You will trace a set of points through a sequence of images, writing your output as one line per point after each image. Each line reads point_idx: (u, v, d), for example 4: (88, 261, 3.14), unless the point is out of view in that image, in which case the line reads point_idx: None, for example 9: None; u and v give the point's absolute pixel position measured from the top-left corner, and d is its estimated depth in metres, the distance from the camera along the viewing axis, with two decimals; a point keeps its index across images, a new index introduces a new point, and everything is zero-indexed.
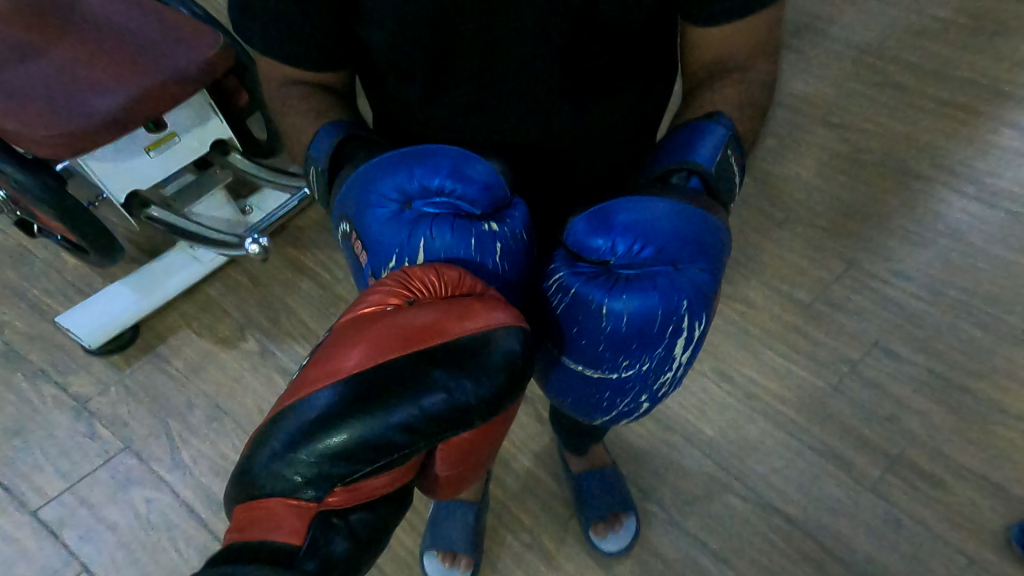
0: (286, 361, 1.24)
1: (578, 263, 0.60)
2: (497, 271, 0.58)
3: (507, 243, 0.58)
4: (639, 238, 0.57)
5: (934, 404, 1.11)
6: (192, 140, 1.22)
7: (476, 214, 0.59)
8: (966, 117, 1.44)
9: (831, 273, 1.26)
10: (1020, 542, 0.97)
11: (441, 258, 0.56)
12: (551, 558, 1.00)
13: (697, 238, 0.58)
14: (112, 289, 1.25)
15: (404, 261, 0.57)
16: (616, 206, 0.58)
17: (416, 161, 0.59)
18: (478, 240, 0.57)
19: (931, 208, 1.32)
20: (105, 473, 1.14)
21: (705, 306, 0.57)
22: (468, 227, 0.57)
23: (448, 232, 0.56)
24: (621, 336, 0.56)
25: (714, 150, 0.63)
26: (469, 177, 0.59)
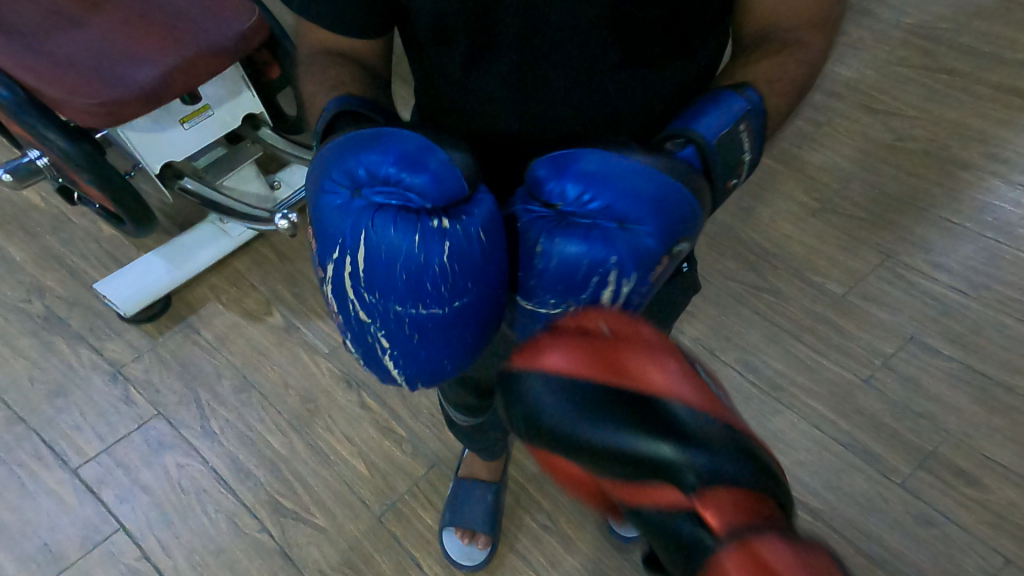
0: (313, 335, 1.25)
1: (533, 202, 0.53)
2: (443, 274, 0.50)
3: (458, 243, 0.50)
4: (590, 187, 0.50)
5: (970, 400, 1.08)
6: (224, 113, 1.23)
7: (427, 208, 0.51)
8: (1019, 103, 1.39)
9: (868, 263, 1.23)
10: None
11: (382, 252, 0.50)
12: (569, 541, 1.01)
13: (654, 195, 0.49)
14: (146, 259, 1.28)
15: (346, 253, 0.52)
16: (580, 151, 0.51)
17: (367, 144, 0.53)
18: (420, 239, 0.50)
19: (978, 198, 1.28)
20: (139, 437, 1.17)
21: (640, 270, 0.49)
22: (413, 222, 0.50)
23: (391, 225, 0.51)
24: (548, 280, 0.50)
25: (721, 122, 0.57)
26: (427, 162, 0.51)
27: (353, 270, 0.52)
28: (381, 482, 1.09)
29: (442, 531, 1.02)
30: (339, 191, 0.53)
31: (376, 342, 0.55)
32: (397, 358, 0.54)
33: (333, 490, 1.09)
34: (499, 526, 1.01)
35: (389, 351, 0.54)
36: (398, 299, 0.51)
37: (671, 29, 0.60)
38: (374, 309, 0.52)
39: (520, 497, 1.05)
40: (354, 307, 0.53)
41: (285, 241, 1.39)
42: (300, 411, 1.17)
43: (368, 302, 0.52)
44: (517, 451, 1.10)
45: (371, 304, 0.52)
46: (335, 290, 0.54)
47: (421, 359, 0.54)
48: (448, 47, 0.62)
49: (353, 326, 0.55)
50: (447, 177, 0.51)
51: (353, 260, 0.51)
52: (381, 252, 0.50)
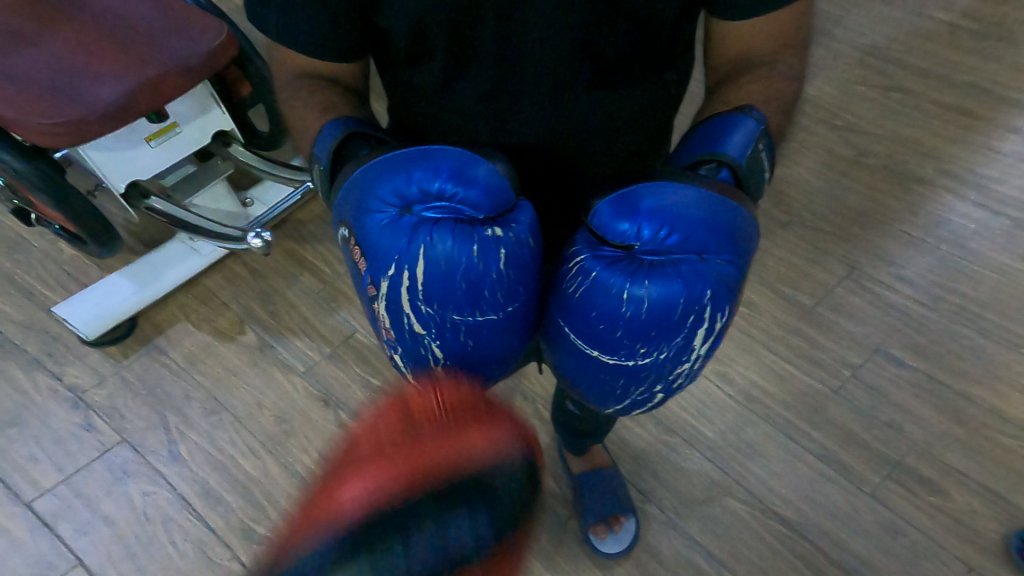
0: (285, 355, 1.23)
1: (600, 247, 0.55)
2: (500, 280, 0.54)
3: (511, 249, 0.54)
4: (666, 225, 0.53)
5: (933, 409, 1.12)
6: (193, 131, 1.21)
7: (479, 218, 0.55)
8: (969, 122, 1.45)
9: (834, 277, 1.26)
10: (1019, 551, 0.98)
11: (442, 266, 0.52)
12: (551, 558, 1.00)
13: (723, 223, 0.54)
14: (111, 279, 1.24)
15: (403, 268, 0.53)
16: (640, 190, 0.54)
17: (416, 161, 0.55)
18: (480, 247, 0.53)
19: (935, 213, 1.32)
20: (101, 465, 1.13)
21: (728, 298, 0.54)
22: (470, 232, 0.53)
23: (449, 237, 0.53)
24: (641, 323, 0.53)
25: (744, 141, 0.60)
26: (474, 176, 0.55)
27: (411, 286, 0.53)
28: None
29: None
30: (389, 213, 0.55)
31: (429, 355, 0.57)
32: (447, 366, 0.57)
33: None
34: None
35: (443, 363, 0.57)
36: (457, 309, 0.53)
37: (640, 45, 0.60)
38: (431, 321, 0.54)
39: None
40: (408, 321, 0.55)
41: (256, 260, 1.37)
42: (273, 433, 1.14)
43: (422, 314, 0.54)
44: None
45: (427, 316, 0.54)
46: (389, 307, 0.55)
47: (466, 364, 0.57)
48: (423, 68, 0.62)
49: (403, 341, 0.56)
50: (495, 189, 0.55)
51: (411, 275, 0.53)
52: (440, 264, 0.53)
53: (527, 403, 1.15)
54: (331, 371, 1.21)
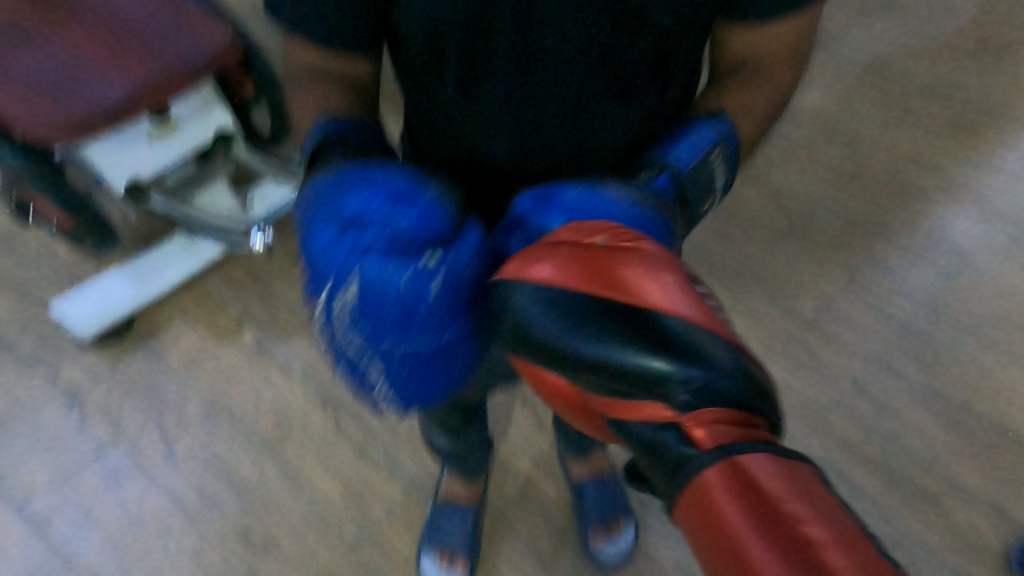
0: (283, 357, 1.22)
1: (520, 245, 0.52)
2: (431, 305, 0.49)
3: (445, 276, 0.49)
4: (582, 226, 0.50)
5: (929, 419, 1.12)
6: (195, 129, 1.20)
7: (413, 242, 0.50)
8: (968, 134, 1.46)
9: (833, 288, 1.26)
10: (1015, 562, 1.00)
11: (371, 287, 0.49)
12: (550, 565, 1.00)
13: (647, 227, 0.50)
14: (106, 278, 1.22)
15: (336, 290, 0.50)
16: (564, 189, 0.52)
17: (357, 183, 0.53)
18: (411, 276, 0.48)
19: (935, 225, 1.33)
20: (96, 468, 1.12)
21: None
22: (403, 260, 0.49)
23: (380, 260, 0.49)
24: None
25: (690, 151, 0.59)
26: (414, 200, 0.52)
27: (342, 311, 0.49)
28: (356, 509, 1.06)
29: (420, 557, 0.99)
30: (327, 230, 0.51)
31: (370, 379, 0.53)
32: (391, 392, 0.53)
33: (307, 519, 1.06)
34: (479, 550, 1.00)
35: (385, 386, 0.53)
36: (390, 334, 0.49)
37: (656, 62, 0.58)
38: (364, 345, 0.50)
39: (500, 520, 1.03)
40: (348, 346, 0.51)
41: (254, 262, 1.35)
42: (271, 437, 1.13)
43: (358, 338, 0.50)
44: (498, 472, 1.07)
45: (360, 340, 0.50)
46: (327, 329, 0.52)
47: (408, 392, 0.53)
48: (436, 80, 0.61)
49: (349, 364, 0.53)
50: (427, 213, 0.51)
51: (344, 299, 0.49)
52: (370, 287, 0.49)
53: (526, 406, 1.13)
54: (330, 374, 1.20)
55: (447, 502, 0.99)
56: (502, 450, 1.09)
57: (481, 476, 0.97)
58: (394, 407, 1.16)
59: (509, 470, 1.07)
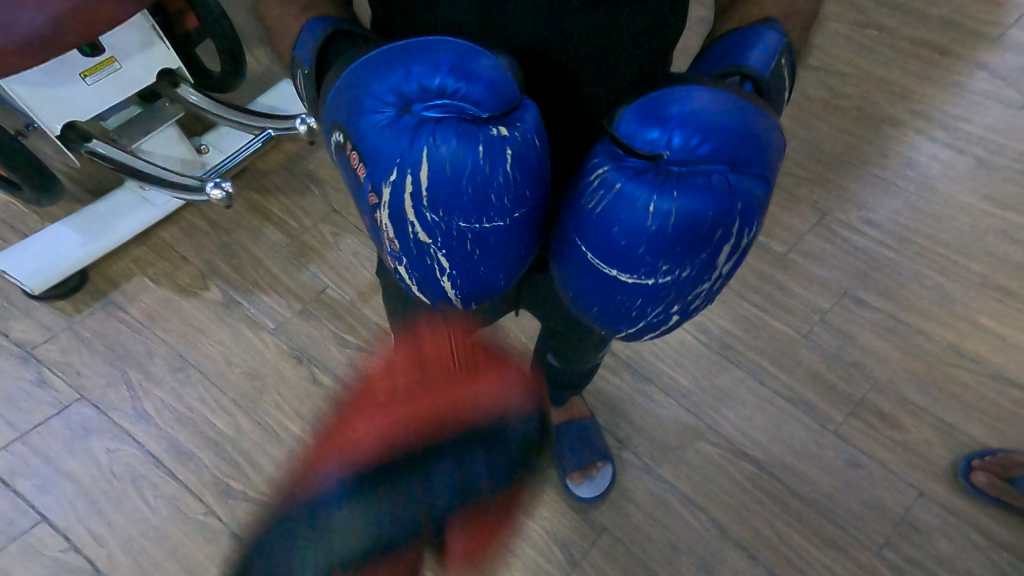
0: (251, 311, 1.19)
1: (625, 158, 0.49)
2: (507, 183, 0.47)
3: (518, 150, 0.47)
4: (697, 132, 0.46)
5: (893, 346, 1.15)
6: (136, 68, 1.12)
7: (482, 116, 0.47)
8: (940, 59, 1.50)
9: (805, 224, 1.28)
10: (964, 473, 1.03)
11: (446, 169, 0.46)
12: (530, 506, 1.02)
13: (750, 131, 0.47)
14: (53, 229, 1.16)
15: (406, 174, 0.47)
16: (669, 96, 0.48)
17: (412, 56, 0.48)
18: (484, 147, 0.46)
19: (903, 154, 1.36)
20: (60, 423, 1.09)
21: (756, 216, 0.48)
22: (474, 131, 0.46)
23: (453, 138, 0.46)
24: (665, 240, 0.46)
25: (766, 58, 0.54)
26: (473, 72, 0.47)
27: (413, 190, 0.47)
28: None
29: None
30: (382, 116, 0.48)
31: (435, 266, 0.51)
32: (455, 279, 0.51)
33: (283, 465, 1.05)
34: None
35: (449, 272, 0.51)
36: (462, 216, 0.47)
37: None
38: (437, 228, 0.48)
39: None
40: (412, 229, 0.49)
41: (214, 211, 1.31)
42: (244, 390, 1.11)
43: (428, 222, 0.48)
44: None
45: (433, 223, 0.48)
46: (391, 217, 0.49)
47: (473, 280, 0.52)
48: None
49: (409, 253, 0.50)
50: (487, 77, 0.47)
51: (415, 179, 0.47)
52: (445, 166, 0.46)
53: None
54: (301, 326, 1.18)
55: None
56: None
57: None
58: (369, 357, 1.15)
59: None
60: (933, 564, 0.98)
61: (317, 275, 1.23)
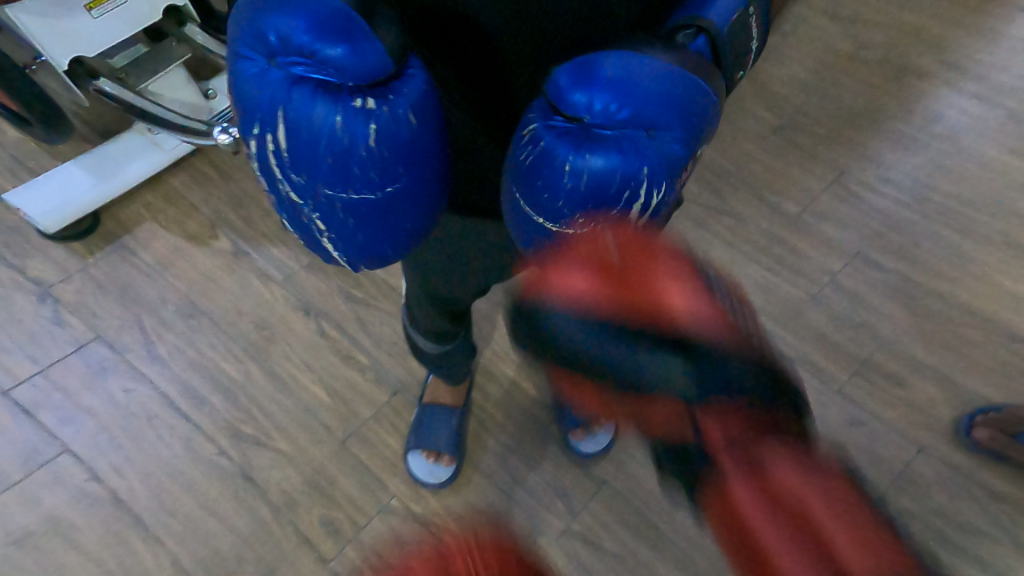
0: (261, 261, 1.20)
1: (554, 116, 0.47)
2: (372, 159, 0.44)
3: (385, 125, 0.43)
4: (618, 96, 0.44)
5: (903, 309, 1.14)
6: (141, 4, 1.10)
7: (348, 84, 0.42)
8: (976, 6, 1.43)
9: (823, 181, 1.25)
10: (965, 428, 1.04)
11: (302, 137, 0.43)
12: (532, 460, 1.04)
13: (679, 94, 0.44)
14: (65, 170, 1.17)
15: (268, 133, 0.44)
16: (603, 55, 0.45)
17: (286, 2, 0.41)
18: (342, 120, 0.42)
19: (930, 107, 1.31)
20: (77, 360, 1.12)
21: (669, 177, 0.45)
22: (332, 104, 0.42)
23: (311, 105, 0.42)
24: (580, 197, 0.45)
25: (729, 8, 0.48)
26: (346, 28, 0.41)
27: (275, 154, 0.44)
28: (343, 408, 1.08)
29: (408, 452, 1.03)
30: (251, 65, 0.43)
31: (313, 226, 0.49)
32: (335, 239, 0.50)
33: (292, 412, 1.08)
34: (463, 448, 1.04)
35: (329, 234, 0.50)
36: (326, 181, 0.45)
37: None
38: (304, 191, 0.46)
39: (483, 420, 1.08)
40: (283, 187, 0.47)
41: (224, 157, 1.30)
42: (254, 338, 1.13)
43: (295, 183, 0.46)
44: (482, 378, 1.11)
45: (301, 186, 0.46)
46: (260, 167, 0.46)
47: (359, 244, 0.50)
48: None
49: (284, 207, 0.49)
50: (369, 51, 0.41)
51: (275, 140, 0.44)
52: (302, 133, 0.43)
53: None
54: (310, 278, 1.19)
55: (433, 404, 1.03)
56: (485, 356, 1.13)
57: (466, 380, 1.02)
58: (376, 312, 1.16)
59: (492, 376, 1.11)
60: (931, 517, 0.98)
61: None
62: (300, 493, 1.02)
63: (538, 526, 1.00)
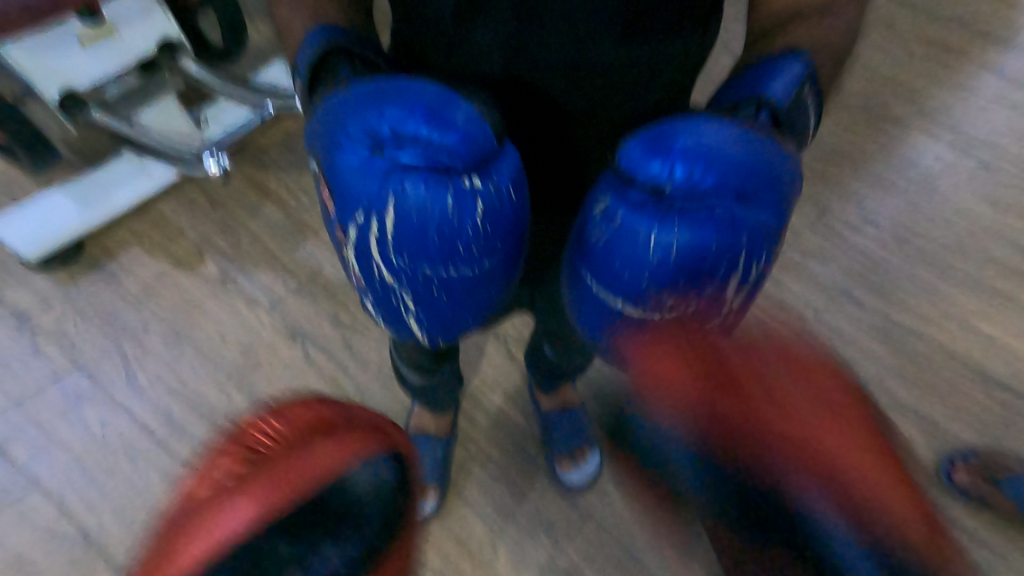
0: (249, 289, 1.19)
1: (628, 191, 0.52)
2: (476, 235, 0.48)
3: (490, 203, 0.49)
4: (700, 166, 0.49)
5: (884, 345, 1.16)
6: (135, 36, 1.13)
7: (456, 165, 0.48)
8: (951, 59, 1.51)
9: (805, 221, 1.29)
10: (946, 474, 1.04)
11: (413, 215, 0.47)
12: (519, 490, 1.03)
13: (744, 160, 0.49)
14: (49, 195, 1.15)
15: (371, 215, 0.48)
16: (675, 130, 0.51)
17: (391, 97, 0.48)
18: (455, 200, 0.47)
19: (906, 154, 1.36)
20: (54, 390, 1.10)
21: (764, 244, 0.51)
22: (445, 182, 0.47)
23: (421, 186, 0.47)
24: (669, 270, 0.50)
25: (789, 86, 0.53)
26: (456, 118, 0.48)
27: (377, 238, 0.49)
28: None
29: None
30: (360, 153, 0.48)
31: (399, 304, 0.53)
32: (421, 317, 0.54)
33: None
34: (449, 478, 1.03)
35: (415, 312, 0.53)
36: (429, 262, 0.49)
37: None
38: (402, 272, 0.50)
39: (469, 448, 1.07)
40: (378, 269, 0.50)
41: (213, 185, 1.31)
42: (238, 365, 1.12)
43: (394, 265, 0.50)
44: (469, 405, 1.11)
45: (398, 267, 0.49)
46: (358, 256, 0.51)
47: (441, 319, 0.54)
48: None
49: (376, 289, 0.52)
50: (473, 133, 0.48)
51: (380, 225, 0.48)
52: (412, 215, 0.47)
53: (499, 341, 1.16)
54: (298, 304, 1.18)
55: (422, 432, 1.02)
56: (474, 385, 1.12)
57: (449, 408, 1.00)
58: (364, 338, 1.15)
59: (480, 404, 1.11)
60: None
61: (315, 253, 1.23)
62: None
63: (523, 558, 0.98)
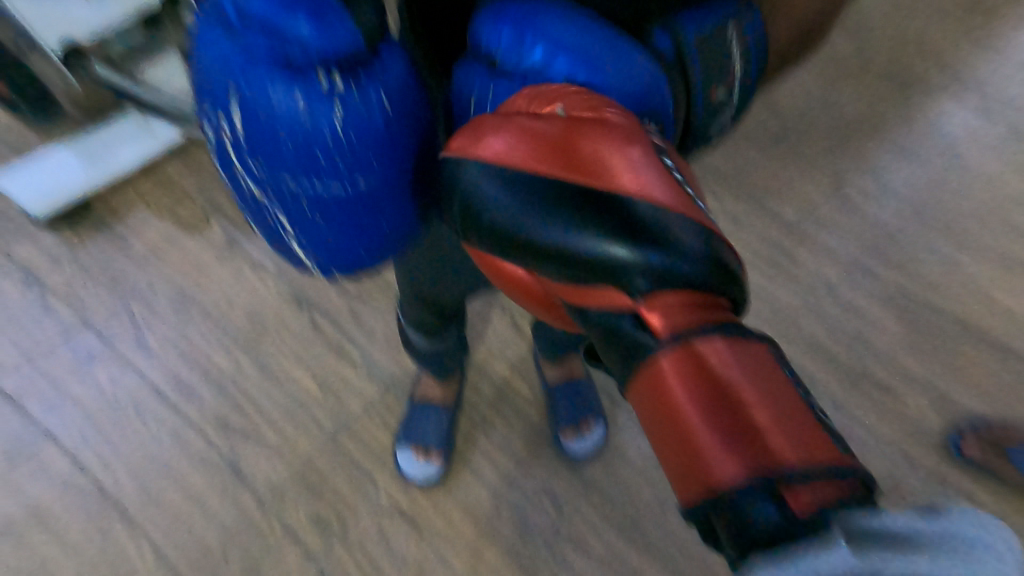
0: (255, 253, 1.19)
1: None
2: (338, 145, 0.44)
3: (349, 107, 0.43)
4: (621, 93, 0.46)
5: (897, 318, 1.14)
6: None
7: (311, 64, 0.43)
8: (983, 18, 1.45)
9: (821, 190, 1.26)
10: (956, 446, 1.03)
11: (259, 117, 0.43)
12: (523, 459, 1.04)
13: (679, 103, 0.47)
14: (53, 151, 1.14)
15: (222, 114, 0.44)
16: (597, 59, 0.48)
17: None
18: (306, 102, 0.42)
19: (930, 118, 1.32)
20: (65, 348, 1.10)
21: None
22: (295, 81, 0.42)
23: (265, 82, 0.42)
24: None
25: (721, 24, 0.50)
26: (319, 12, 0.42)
27: (233, 138, 0.44)
28: (333, 403, 1.07)
29: (396, 449, 1.02)
30: (212, 35, 0.43)
31: (275, 220, 0.50)
32: (301, 238, 0.50)
33: (283, 408, 1.06)
34: (453, 446, 1.03)
35: (295, 231, 0.50)
36: (288, 169, 0.45)
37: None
38: (264, 179, 0.46)
39: (474, 417, 1.07)
40: (247, 184, 0.48)
41: None
42: (244, 330, 1.12)
43: (257, 173, 0.46)
44: (474, 374, 1.11)
45: (259, 173, 0.46)
46: (222, 159, 0.47)
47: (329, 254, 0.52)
48: None
49: (252, 204, 0.50)
50: (336, 31, 0.43)
51: (230, 125, 0.44)
52: (260, 114, 0.43)
53: (504, 312, 1.16)
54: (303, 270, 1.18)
55: (423, 402, 1.02)
56: (479, 354, 1.12)
57: (453, 376, 1.01)
58: (370, 306, 1.15)
59: (485, 373, 1.11)
60: None
61: None
62: (289, 486, 1.01)
63: (526, 525, 0.99)
